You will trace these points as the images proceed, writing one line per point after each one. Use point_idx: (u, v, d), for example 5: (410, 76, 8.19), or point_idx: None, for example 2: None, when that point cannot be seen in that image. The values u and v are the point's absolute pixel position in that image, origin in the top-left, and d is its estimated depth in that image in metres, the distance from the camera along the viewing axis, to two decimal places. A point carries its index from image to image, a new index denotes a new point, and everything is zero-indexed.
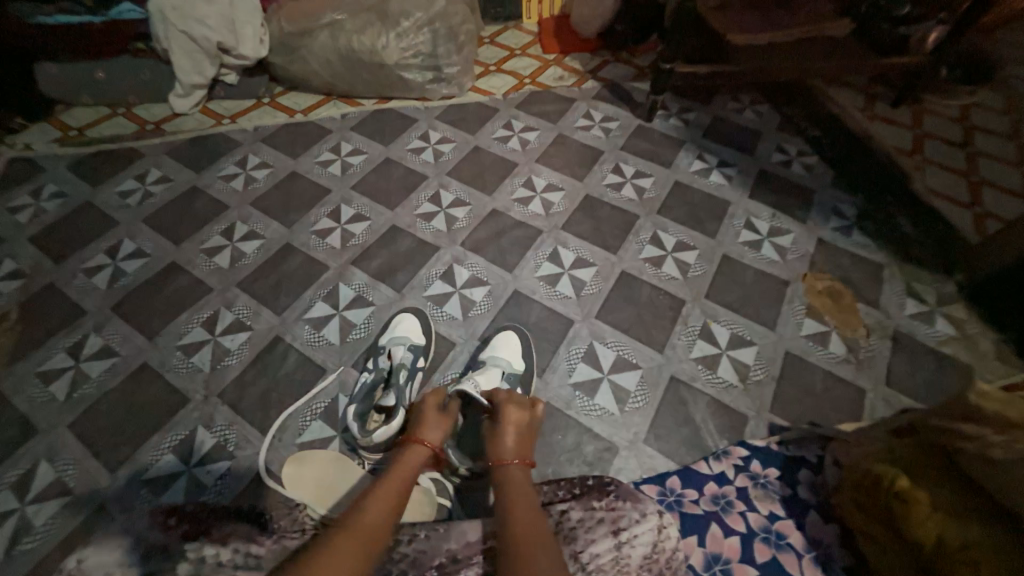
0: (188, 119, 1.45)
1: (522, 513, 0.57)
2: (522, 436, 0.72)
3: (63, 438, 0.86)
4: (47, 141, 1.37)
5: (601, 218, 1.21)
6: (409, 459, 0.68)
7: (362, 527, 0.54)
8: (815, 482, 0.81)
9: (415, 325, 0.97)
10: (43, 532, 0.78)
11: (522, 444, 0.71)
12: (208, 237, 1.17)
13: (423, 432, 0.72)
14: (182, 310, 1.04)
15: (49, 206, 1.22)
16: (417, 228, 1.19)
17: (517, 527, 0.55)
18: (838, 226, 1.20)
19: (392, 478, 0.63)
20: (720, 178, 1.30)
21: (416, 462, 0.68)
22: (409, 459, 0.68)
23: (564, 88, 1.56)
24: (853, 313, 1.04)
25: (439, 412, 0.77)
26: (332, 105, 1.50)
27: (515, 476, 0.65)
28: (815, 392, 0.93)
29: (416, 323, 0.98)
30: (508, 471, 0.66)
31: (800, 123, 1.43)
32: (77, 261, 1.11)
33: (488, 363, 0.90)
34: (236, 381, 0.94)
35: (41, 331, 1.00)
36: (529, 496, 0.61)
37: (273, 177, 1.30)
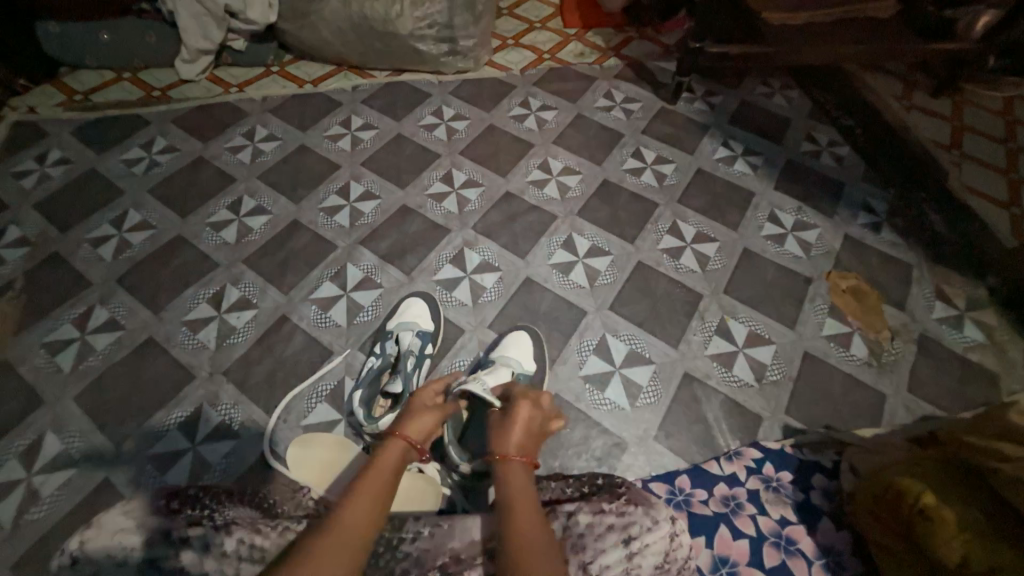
0: (195, 86, 1.40)
1: (524, 518, 0.55)
2: (526, 429, 0.69)
3: (69, 410, 0.86)
4: (51, 105, 1.33)
5: (619, 205, 1.17)
6: (392, 451, 0.65)
7: (347, 528, 0.53)
8: (829, 488, 0.79)
9: (423, 310, 0.95)
10: (50, 502, 0.78)
11: (526, 437, 0.68)
12: (214, 210, 1.14)
13: (406, 423, 0.69)
14: (188, 284, 1.02)
15: (54, 172, 1.19)
16: (427, 209, 1.15)
17: (519, 534, 0.53)
18: (866, 222, 1.15)
19: (374, 473, 0.60)
20: (745, 167, 1.24)
21: (399, 453, 0.65)
22: (392, 451, 0.65)
23: (585, 65, 1.48)
24: (879, 314, 1.00)
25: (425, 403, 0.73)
26: (343, 76, 1.45)
27: (517, 475, 0.63)
28: (833, 395, 0.90)
29: (425, 309, 0.95)
30: (511, 468, 0.63)
31: (833, 111, 1.35)
32: (83, 231, 1.09)
33: (498, 363, 0.87)
34: (241, 360, 0.93)
35: (47, 301, 0.99)
36: (531, 498, 0.59)
37: (281, 150, 1.26)
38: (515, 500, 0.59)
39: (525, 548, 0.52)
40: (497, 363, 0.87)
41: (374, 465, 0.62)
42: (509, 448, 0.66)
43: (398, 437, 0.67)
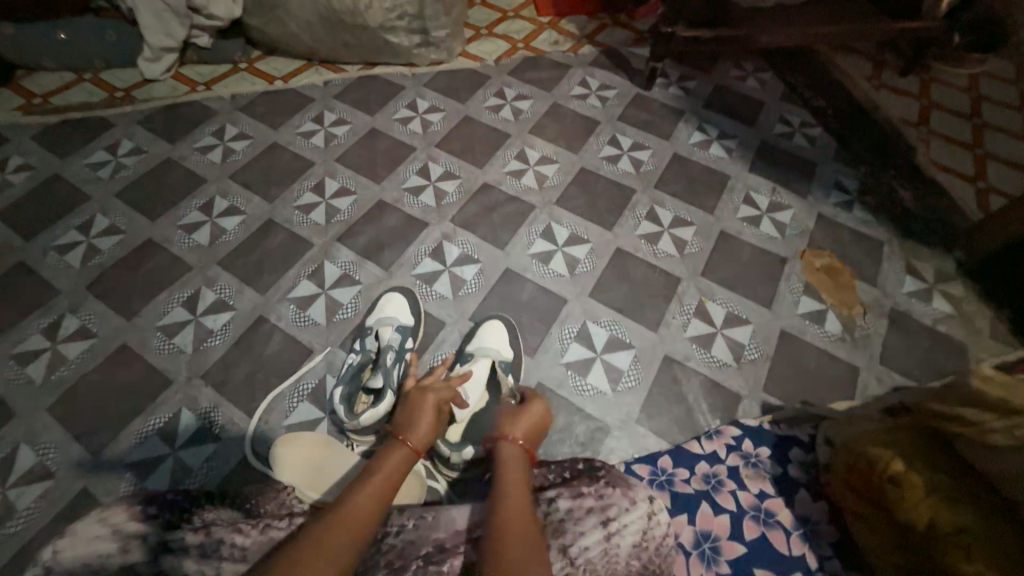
0: (161, 85, 1.36)
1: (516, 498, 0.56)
2: (528, 416, 0.70)
3: (43, 421, 0.84)
4: (9, 109, 1.28)
5: (596, 192, 1.17)
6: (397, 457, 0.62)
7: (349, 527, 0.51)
8: (806, 460, 0.81)
9: (403, 305, 0.95)
10: (27, 516, 0.76)
11: (529, 425, 0.69)
12: (185, 213, 1.12)
13: (411, 429, 0.65)
14: (162, 288, 1.00)
15: (15, 179, 1.15)
16: (404, 203, 1.14)
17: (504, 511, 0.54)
18: (839, 201, 1.17)
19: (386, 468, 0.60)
20: (720, 151, 1.25)
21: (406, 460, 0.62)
22: (396, 452, 0.63)
23: (559, 53, 1.48)
24: (851, 291, 1.02)
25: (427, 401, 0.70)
26: (313, 71, 1.42)
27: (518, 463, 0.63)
28: (809, 371, 0.92)
29: (404, 303, 0.95)
30: (512, 453, 0.64)
31: (804, 92, 1.37)
32: (48, 238, 1.06)
33: (476, 356, 0.87)
34: (220, 363, 0.92)
35: (14, 312, 0.96)
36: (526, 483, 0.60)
37: (253, 149, 1.24)
38: (507, 481, 0.59)
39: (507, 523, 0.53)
40: (475, 356, 0.88)
41: (388, 461, 0.61)
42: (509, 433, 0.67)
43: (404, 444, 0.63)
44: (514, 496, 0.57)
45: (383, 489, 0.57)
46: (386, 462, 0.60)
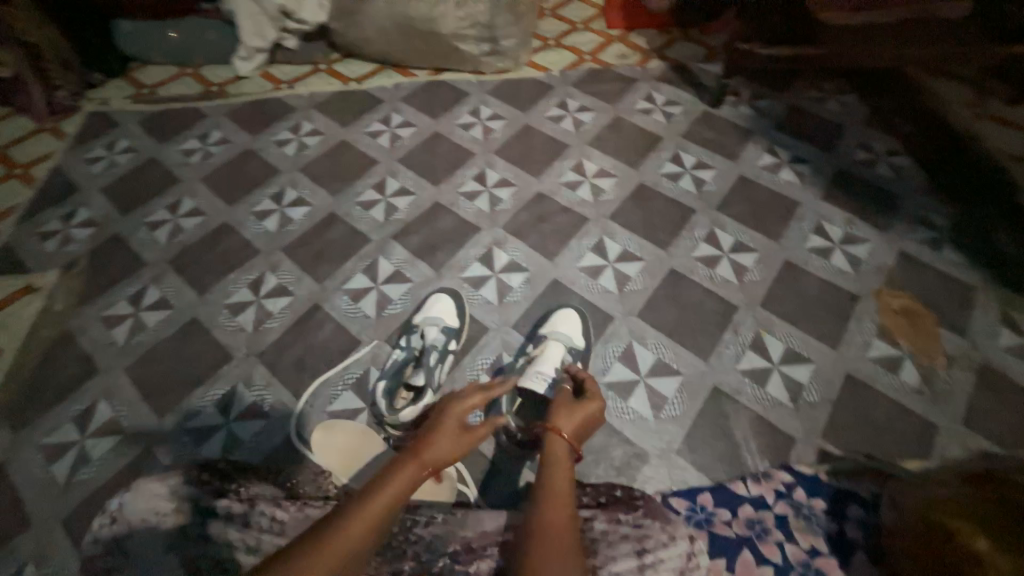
0: (249, 81, 1.48)
1: (559, 497, 0.57)
2: (578, 416, 0.69)
3: (120, 380, 0.93)
4: (121, 97, 1.44)
5: (653, 209, 1.14)
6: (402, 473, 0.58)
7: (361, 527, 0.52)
8: (867, 521, 0.74)
9: (450, 307, 0.96)
10: (97, 465, 0.84)
11: (580, 421, 0.68)
12: (258, 200, 1.20)
13: (430, 441, 0.63)
14: (232, 269, 1.08)
15: (121, 159, 1.29)
16: (459, 207, 1.16)
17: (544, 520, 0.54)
18: (925, 238, 1.06)
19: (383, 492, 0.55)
20: (791, 175, 1.18)
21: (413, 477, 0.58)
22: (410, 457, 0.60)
23: (626, 66, 1.46)
24: (933, 338, 0.93)
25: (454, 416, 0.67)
26: (385, 75, 1.49)
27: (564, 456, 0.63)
28: (877, 422, 0.84)
29: (451, 305, 0.96)
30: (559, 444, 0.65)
31: (893, 118, 1.27)
32: (141, 215, 1.17)
33: (549, 338, 0.88)
34: (275, 344, 0.97)
35: (107, 279, 1.07)
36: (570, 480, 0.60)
37: (323, 145, 1.31)
38: (552, 482, 0.58)
39: (543, 536, 0.52)
40: (547, 338, 0.89)
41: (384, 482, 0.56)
42: (558, 433, 0.66)
43: (415, 458, 0.60)
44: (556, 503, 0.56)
45: (400, 493, 0.56)
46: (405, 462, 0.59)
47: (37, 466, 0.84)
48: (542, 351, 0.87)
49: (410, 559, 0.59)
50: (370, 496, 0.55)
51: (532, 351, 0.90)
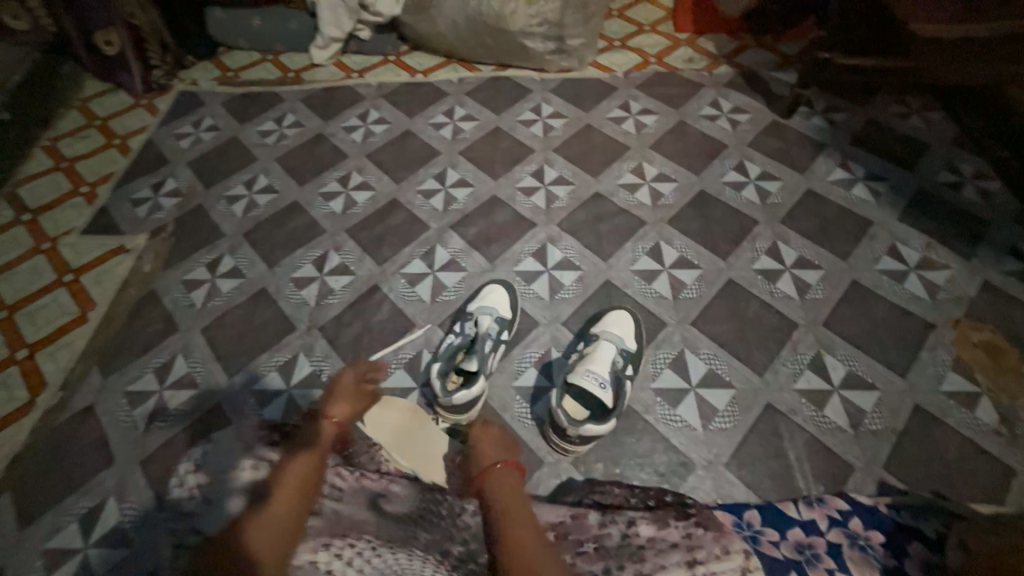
0: (323, 70, 1.55)
1: (514, 523, 0.60)
2: (494, 440, 0.73)
3: (196, 339, 1.00)
4: (208, 79, 1.55)
5: (714, 218, 1.11)
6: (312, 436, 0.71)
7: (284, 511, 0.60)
8: (930, 561, 0.70)
9: (503, 298, 0.97)
10: (173, 415, 0.91)
11: (496, 444, 0.72)
12: (326, 182, 1.26)
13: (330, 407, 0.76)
14: (299, 246, 1.14)
15: (205, 136, 1.39)
16: (516, 202, 1.18)
17: (506, 543, 0.57)
18: (1014, 270, 0.99)
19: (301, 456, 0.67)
20: (865, 193, 1.13)
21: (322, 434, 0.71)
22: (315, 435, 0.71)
23: (693, 71, 1.43)
24: (1017, 377, 0.86)
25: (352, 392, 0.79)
26: (451, 68, 1.52)
27: (502, 480, 0.66)
28: (946, 460, 0.80)
29: (504, 296, 0.98)
30: (496, 476, 0.67)
31: (986, 139, 1.18)
32: (221, 189, 1.26)
33: (600, 338, 0.88)
34: (335, 320, 1.02)
35: (188, 246, 1.15)
36: (519, 501, 0.63)
37: (389, 133, 1.36)
38: (503, 513, 0.61)
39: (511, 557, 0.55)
40: (599, 337, 0.89)
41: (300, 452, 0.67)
42: (480, 468, 0.68)
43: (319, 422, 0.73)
44: (510, 526, 0.59)
45: (309, 467, 0.65)
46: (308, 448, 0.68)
47: (122, 410, 0.92)
48: (593, 351, 0.87)
49: (458, 542, 0.66)
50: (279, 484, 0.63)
51: (582, 349, 0.90)
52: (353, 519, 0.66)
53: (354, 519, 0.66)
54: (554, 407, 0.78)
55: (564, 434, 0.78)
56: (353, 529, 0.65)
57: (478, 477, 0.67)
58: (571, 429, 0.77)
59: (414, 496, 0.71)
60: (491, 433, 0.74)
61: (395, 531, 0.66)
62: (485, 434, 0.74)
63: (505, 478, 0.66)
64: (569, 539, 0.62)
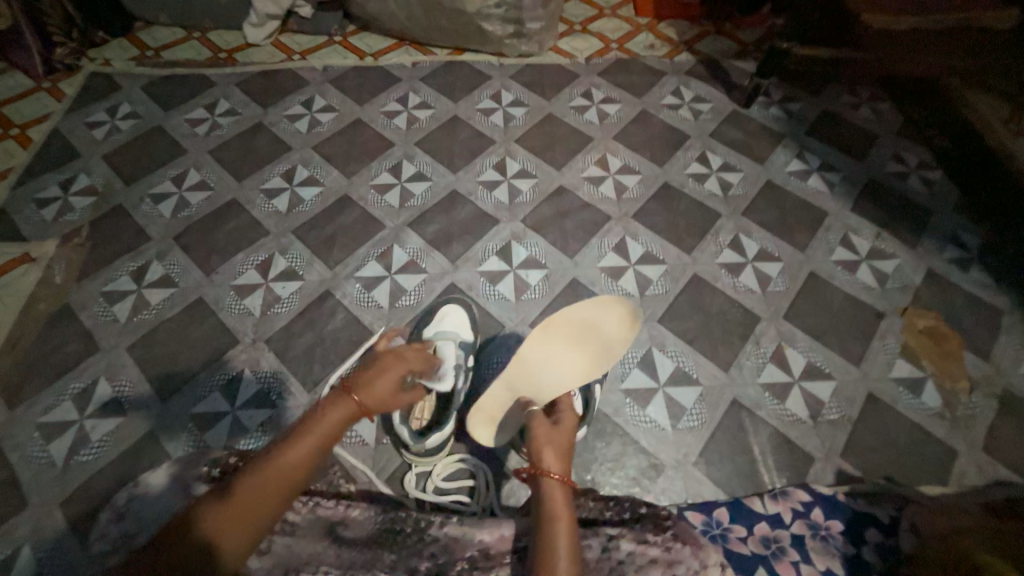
0: (261, 50, 1.41)
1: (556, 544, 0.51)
2: (558, 433, 0.64)
3: (122, 359, 0.90)
4: (125, 58, 1.37)
5: (678, 211, 1.10)
6: (338, 404, 0.58)
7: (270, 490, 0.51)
8: (885, 544, 0.73)
9: (463, 320, 0.90)
10: (98, 447, 0.81)
11: (564, 452, 0.63)
12: (268, 177, 1.15)
13: (366, 381, 0.62)
14: (239, 249, 1.04)
15: (123, 126, 1.23)
16: (477, 197, 1.12)
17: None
18: (954, 257, 1.04)
19: (320, 422, 0.56)
20: (820, 183, 1.15)
21: (348, 409, 0.58)
22: (336, 409, 0.58)
23: (654, 58, 1.40)
24: (958, 361, 0.91)
25: (396, 371, 0.65)
26: (403, 51, 1.42)
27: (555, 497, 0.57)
28: (897, 445, 0.83)
29: (464, 318, 0.90)
30: (554, 489, 0.58)
31: (928, 130, 1.23)
32: (145, 186, 1.13)
33: None
34: (283, 331, 0.94)
35: (108, 252, 1.02)
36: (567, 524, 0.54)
37: (337, 122, 1.25)
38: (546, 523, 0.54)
39: None
40: None
41: (320, 414, 0.57)
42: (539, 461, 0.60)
43: (347, 394, 0.59)
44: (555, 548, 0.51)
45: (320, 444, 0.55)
46: (321, 416, 0.57)
47: (36, 445, 0.81)
48: None
49: (426, 558, 0.60)
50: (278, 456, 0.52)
51: None
52: (308, 552, 0.59)
53: (309, 552, 0.59)
54: None
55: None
56: (310, 562, 0.59)
57: (531, 471, 0.59)
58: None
59: (376, 517, 0.64)
60: (564, 428, 0.66)
61: (354, 555, 0.60)
62: (559, 433, 0.65)
63: (561, 490, 0.58)
64: None
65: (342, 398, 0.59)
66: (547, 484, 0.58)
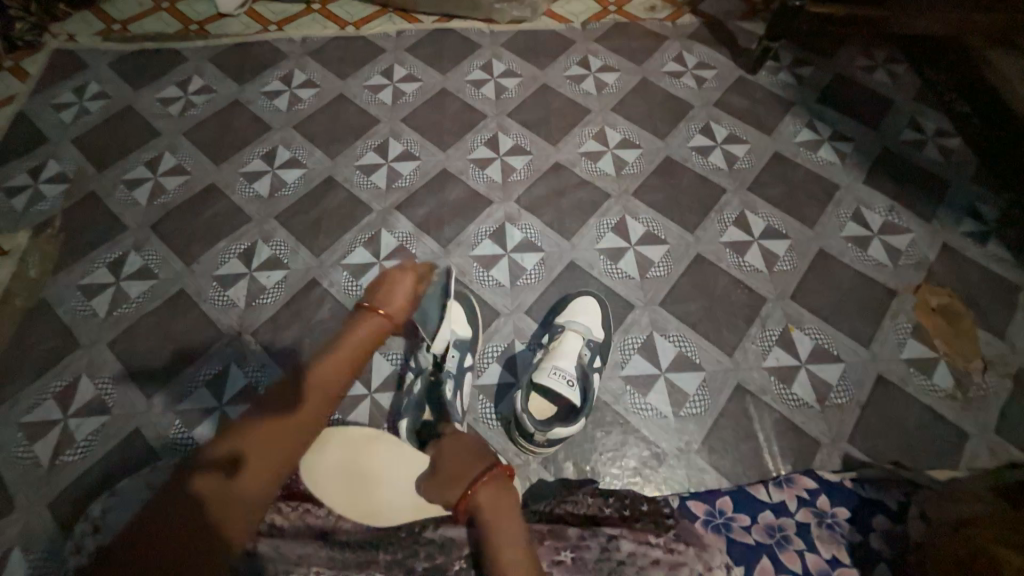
0: (234, 21, 1.32)
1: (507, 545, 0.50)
2: (462, 451, 0.57)
3: (103, 356, 0.86)
4: (89, 33, 1.28)
5: (681, 187, 1.04)
6: (364, 328, 0.68)
7: (274, 440, 0.53)
8: (892, 531, 0.71)
9: (460, 317, 0.84)
10: (83, 446, 0.79)
11: (465, 460, 0.56)
12: (247, 159, 1.09)
13: (386, 301, 0.72)
14: (220, 237, 0.99)
15: (92, 107, 1.16)
16: (469, 175, 1.06)
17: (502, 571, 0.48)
18: (971, 231, 0.99)
19: (338, 355, 0.64)
20: (831, 154, 1.08)
21: (377, 325, 0.69)
22: (366, 324, 0.68)
23: (655, 21, 1.31)
24: (972, 341, 0.87)
25: (405, 282, 0.76)
26: (386, 19, 1.33)
27: (487, 503, 0.52)
28: (907, 428, 0.81)
29: (462, 315, 0.84)
30: (483, 493, 0.53)
31: (947, 94, 1.15)
32: (118, 171, 1.07)
33: (566, 329, 0.82)
34: (270, 322, 0.90)
35: (84, 243, 0.98)
36: (508, 518, 0.52)
37: (319, 99, 1.18)
38: (498, 546, 0.50)
39: None
40: (564, 328, 0.83)
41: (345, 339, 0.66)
42: (455, 491, 0.53)
43: (374, 311, 0.70)
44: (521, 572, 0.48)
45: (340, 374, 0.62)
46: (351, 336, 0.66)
47: (19, 446, 0.79)
48: (560, 344, 0.80)
49: (423, 558, 0.59)
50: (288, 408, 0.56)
51: (547, 342, 0.84)
52: (299, 553, 0.58)
53: (297, 553, 0.58)
54: (519, 410, 0.72)
55: (532, 439, 0.73)
56: (300, 563, 0.57)
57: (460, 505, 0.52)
58: (537, 434, 0.71)
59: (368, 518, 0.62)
60: (462, 448, 0.57)
61: (348, 557, 0.58)
62: (457, 459, 0.56)
63: (488, 491, 0.53)
64: (546, 545, 0.57)
65: (368, 317, 0.69)
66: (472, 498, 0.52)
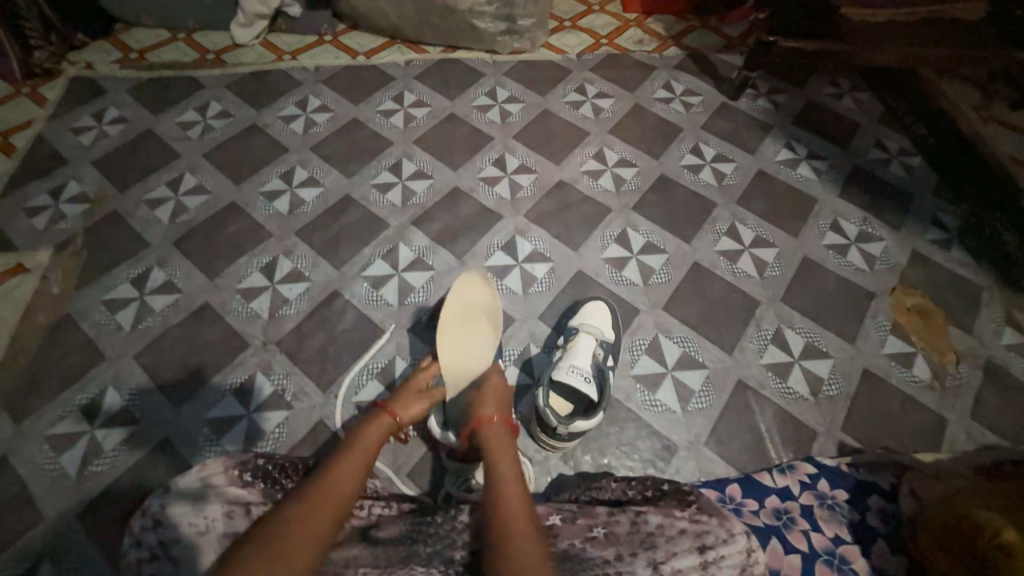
0: (249, 51, 1.39)
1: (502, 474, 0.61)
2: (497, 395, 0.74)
3: (129, 367, 0.88)
4: (107, 62, 1.33)
5: (677, 202, 1.13)
6: (375, 426, 0.68)
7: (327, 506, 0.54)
8: (887, 509, 0.77)
9: None
10: (112, 457, 0.80)
11: (497, 401, 0.73)
12: (266, 179, 1.14)
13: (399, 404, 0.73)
14: (242, 253, 1.03)
15: (111, 130, 1.20)
16: (479, 193, 1.13)
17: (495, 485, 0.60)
18: (935, 238, 1.09)
19: (359, 447, 0.63)
20: (808, 171, 1.19)
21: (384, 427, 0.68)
22: (376, 426, 0.68)
23: (643, 53, 1.43)
24: (943, 336, 0.96)
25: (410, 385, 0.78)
26: (395, 50, 1.41)
27: (494, 437, 0.67)
28: (893, 416, 0.88)
29: None
30: (490, 430, 0.68)
31: (906, 117, 1.28)
32: (140, 191, 1.10)
33: (579, 331, 0.88)
34: (293, 333, 0.93)
35: (106, 259, 1.00)
36: (508, 453, 0.64)
37: (334, 122, 1.25)
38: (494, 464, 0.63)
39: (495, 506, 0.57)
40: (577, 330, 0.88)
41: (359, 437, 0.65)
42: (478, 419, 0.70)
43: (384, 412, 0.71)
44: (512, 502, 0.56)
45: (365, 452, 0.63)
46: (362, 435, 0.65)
47: (45, 458, 0.79)
48: (574, 345, 0.86)
49: (460, 547, 0.62)
50: (328, 477, 0.57)
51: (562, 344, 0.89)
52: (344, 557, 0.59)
53: (344, 556, 0.59)
54: (543, 405, 0.76)
55: (554, 433, 0.77)
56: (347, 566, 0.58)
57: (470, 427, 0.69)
58: (561, 427, 0.75)
59: (404, 519, 0.65)
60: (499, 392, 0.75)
61: (390, 554, 0.60)
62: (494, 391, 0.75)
63: (497, 428, 0.68)
64: (577, 523, 0.61)
65: (378, 419, 0.69)
66: (484, 427, 0.68)
